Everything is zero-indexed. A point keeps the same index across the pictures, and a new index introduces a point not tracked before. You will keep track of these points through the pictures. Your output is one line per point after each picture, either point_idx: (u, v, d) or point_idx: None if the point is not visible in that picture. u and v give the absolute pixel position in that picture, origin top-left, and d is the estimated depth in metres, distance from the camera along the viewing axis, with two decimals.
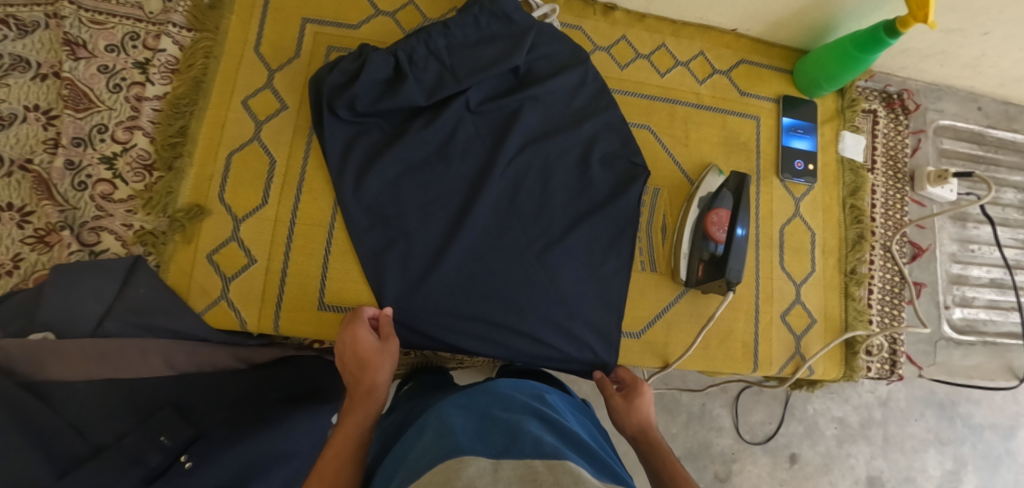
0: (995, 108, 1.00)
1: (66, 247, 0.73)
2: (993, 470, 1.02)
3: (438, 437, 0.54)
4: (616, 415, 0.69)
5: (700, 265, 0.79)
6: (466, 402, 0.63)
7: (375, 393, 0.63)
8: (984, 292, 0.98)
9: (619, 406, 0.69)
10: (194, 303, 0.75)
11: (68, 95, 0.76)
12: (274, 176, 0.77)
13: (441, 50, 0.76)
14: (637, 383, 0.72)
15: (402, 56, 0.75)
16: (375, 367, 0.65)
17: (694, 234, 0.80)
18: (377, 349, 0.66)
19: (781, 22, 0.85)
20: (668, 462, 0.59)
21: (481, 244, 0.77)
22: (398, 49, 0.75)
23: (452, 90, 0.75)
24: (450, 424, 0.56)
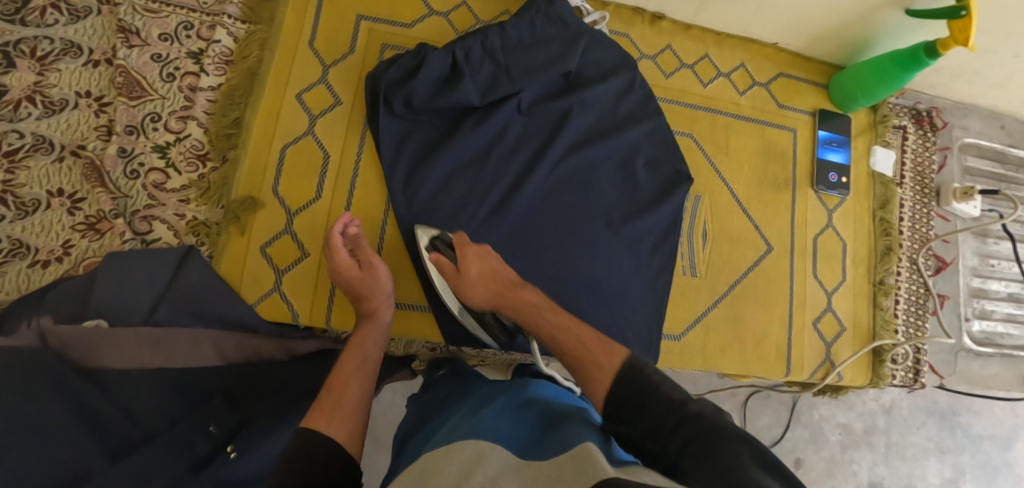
0: (1017, 128, 1.04)
1: (119, 235, 0.73)
2: (990, 479, 1.06)
3: (468, 419, 0.54)
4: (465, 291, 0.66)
5: (499, 329, 0.73)
6: (504, 393, 0.62)
7: (375, 315, 0.69)
8: (1002, 306, 1.01)
9: (458, 283, 0.66)
10: (247, 294, 0.75)
11: (121, 83, 0.76)
12: (328, 169, 0.77)
13: (497, 51, 0.77)
14: (463, 253, 0.67)
15: (459, 55, 0.76)
16: (370, 293, 0.69)
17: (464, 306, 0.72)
18: (374, 280, 0.69)
19: (822, 38, 0.87)
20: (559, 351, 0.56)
21: (527, 243, 0.78)
22: (455, 49, 0.76)
23: (507, 91, 0.76)
24: (483, 410, 0.56)
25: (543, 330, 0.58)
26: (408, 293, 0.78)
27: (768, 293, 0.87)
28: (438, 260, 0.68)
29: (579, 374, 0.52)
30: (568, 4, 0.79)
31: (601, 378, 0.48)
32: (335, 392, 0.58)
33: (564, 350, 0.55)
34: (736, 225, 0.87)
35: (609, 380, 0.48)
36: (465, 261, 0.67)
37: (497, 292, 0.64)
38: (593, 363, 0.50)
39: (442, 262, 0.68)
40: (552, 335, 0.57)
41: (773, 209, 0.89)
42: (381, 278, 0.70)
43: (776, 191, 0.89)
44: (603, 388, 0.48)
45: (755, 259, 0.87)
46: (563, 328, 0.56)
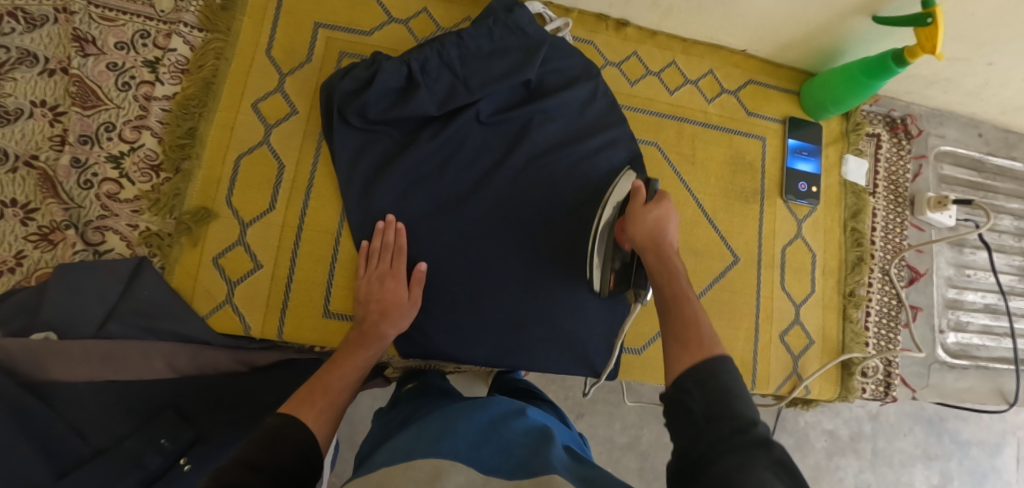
0: (995, 135, 1.02)
1: (69, 246, 0.72)
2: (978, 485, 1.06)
3: (434, 438, 0.54)
4: (632, 213, 0.65)
5: (613, 275, 0.71)
6: (468, 411, 0.63)
7: (381, 339, 0.69)
8: (978, 317, 0.99)
9: (637, 212, 0.65)
10: (198, 307, 0.74)
11: (76, 92, 0.76)
12: (283, 180, 0.77)
13: (454, 61, 0.76)
14: (663, 204, 0.65)
15: (415, 65, 0.75)
16: (393, 318, 0.70)
17: (608, 241, 0.70)
18: (401, 298, 0.72)
19: (791, 44, 0.86)
20: (677, 297, 0.57)
21: (483, 254, 0.77)
22: (411, 58, 0.75)
23: (464, 101, 0.75)
24: (450, 427, 0.57)
25: (675, 291, 0.58)
26: None
27: (734, 305, 0.86)
28: (637, 188, 0.66)
29: (674, 340, 0.54)
30: (528, 12, 0.77)
31: (689, 355, 0.50)
32: (326, 389, 0.62)
33: (683, 315, 0.55)
34: (703, 236, 0.86)
35: (700, 358, 0.49)
36: (662, 207, 0.65)
37: (655, 240, 0.62)
38: (695, 341, 0.52)
39: (639, 192, 0.66)
40: (676, 299, 0.57)
41: (742, 220, 0.88)
42: (405, 301, 0.72)
43: (744, 202, 0.88)
44: (687, 363, 0.50)
45: (721, 271, 0.86)
46: (695, 305, 0.56)
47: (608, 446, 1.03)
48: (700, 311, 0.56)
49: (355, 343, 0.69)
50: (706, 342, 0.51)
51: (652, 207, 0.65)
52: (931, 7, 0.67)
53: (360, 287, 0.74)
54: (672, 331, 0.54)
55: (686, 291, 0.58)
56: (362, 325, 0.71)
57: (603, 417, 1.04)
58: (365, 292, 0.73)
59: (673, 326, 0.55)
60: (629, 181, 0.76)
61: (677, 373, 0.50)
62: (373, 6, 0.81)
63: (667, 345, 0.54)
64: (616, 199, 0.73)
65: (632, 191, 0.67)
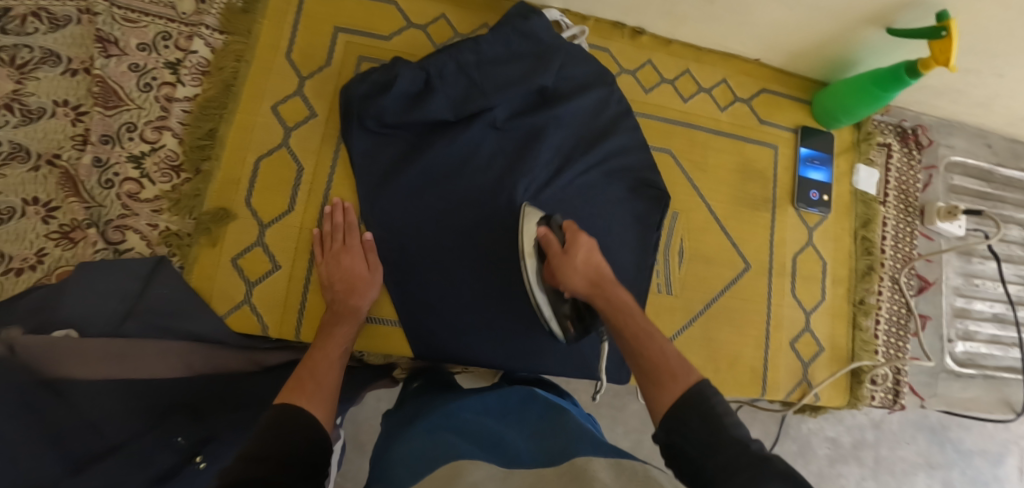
0: (1004, 146, 1.02)
1: (91, 245, 0.73)
2: None
3: (457, 435, 0.57)
4: (561, 272, 0.66)
5: (569, 321, 0.73)
6: (484, 409, 0.65)
7: (354, 314, 0.71)
8: (986, 327, 0.99)
9: (563, 263, 0.66)
10: (217, 306, 0.75)
11: (98, 93, 0.76)
12: (301, 183, 0.77)
13: (471, 67, 0.76)
14: (579, 243, 0.67)
15: (432, 70, 0.75)
16: (359, 292, 0.72)
17: (549, 292, 0.72)
18: (362, 274, 0.73)
19: (803, 54, 0.86)
20: (650, 354, 0.56)
21: (497, 259, 0.78)
22: (429, 64, 0.75)
23: (480, 106, 0.76)
24: (469, 424, 0.60)
25: (635, 328, 0.59)
26: (380, 307, 0.78)
27: (744, 312, 0.86)
28: (546, 235, 0.69)
29: (647, 380, 0.55)
30: (545, 19, 0.78)
31: (673, 388, 0.52)
32: (311, 376, 0.62)
33: (647, 353, 0.56)
34: (713, 243, 0.87)
35: (682, 389, 0.51)
36: (579, 245, 0.67)
37: (592, 283, 0.64)
38: (668, 374, 0.53)
39: (549, 238, 0.69)
40: (637, 336, 0.58)
41: (751, 228, 0.88)
42: (367, 274, 0.73)
43: (754, 209, 0.89)
44: (670, 399, 0.51)
45: (731, 278, 0.87)
46: (649, 334, 0.58)
47: None
48: (659, 335, 0.58)
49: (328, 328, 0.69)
50: (677, 369, 0.53)
51: (570, 254, 0.66)
52: (946, 21, 0.67)
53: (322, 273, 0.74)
54: (645, 383, 0.55)
55: (644, 326, 0.59)
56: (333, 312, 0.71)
57: (608, 421, 1.04)
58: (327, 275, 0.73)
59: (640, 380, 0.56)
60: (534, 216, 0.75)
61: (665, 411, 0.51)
62: (391, 11, 0.82)
63: (642, 387, 0.55)
64: (529, 251, 0.73)
65: (541, 239, 0.70)
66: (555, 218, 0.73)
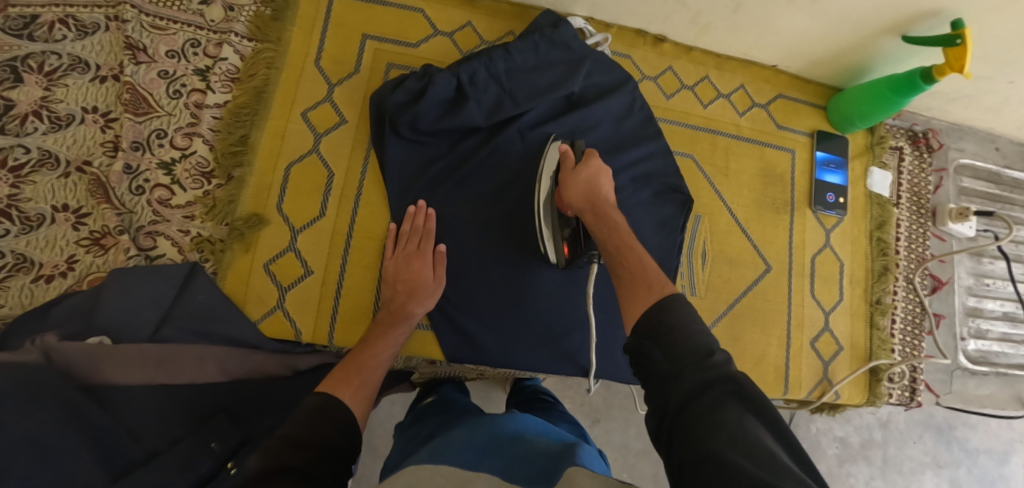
0: (1012, 149, 1.05)
1: (124, 251, 0.73)
2: None
3: (450, 449, 0.56)
4: (562, 183, 0.69)
5: (566, 243, 0.73)
6: (480, 424, 0.63)
7: (408, 319, 0.71)
8: (997, 325, 1.02)
9: (568, 177, 0.69)
10: (249, 311, 0.75)
11: (129, 99, 0.77)
12: (333, 188, 0.78)
13: (502, 73, 0.78)
14: (592, 162, 0.69)
15: (464, 77, 0.76)
16: (421, 297, 0.72)
17: (551, 215, 0.73)
18: (427, 279, 0.73)
19: (821, 61, 0.89)
20: (639, 270, 0.60)
21: (528, 262, 0.79)
22: (461, 71, 0.76)
23: (512, 113, 0.77)
24: (466, 437, 0.59)
25: (620, 242, 0.63)
26: None
27: (766, 313, 0.88)
28: (564, 153, 0.71)
29: (628, 292, 0.59)
30: (572, 28, 0.80)
31: (644, 299, 0.56)
32: (360, 367, 0.66)
33: (631, 265, 0.61)
34: (735, 245, 0.88)
35: (652, 300, 0.55)
36: (591, 167, 0.69)
37: (592, 201, 0.67)
38: (644, 285, 0.57)
39: (567, 156, 0.70)
40: (625, 253, 0.62)
41: (772, 230, 0.90)
42: (431, 281, 0.73)
43: (775, 212, 0.91)
44: (641, 308, 0.55)
45: (754, 279, 0.88)
46: (640, 259, 0.61)
47: (624, 452, 1.05)
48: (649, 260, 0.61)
49: (387, 326, 0.70)
50: (659, 287, 0.56)
51: (579, 172, 0.69)
52: (960, 29, 0.70)
53: (388, 265, 0.74)
54: (625, 294, 0.59)
55: (632, 245, 0.63)
56: (391, 311, 0.71)
57: (620, 422, 1.05)
58: (391, 272, 0.73)
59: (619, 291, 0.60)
60: (559, 145, 0.76)
61: (635, 316, 0.55)
62: (420, 19, 0.83)
63: (621, 296, 0.60)
64: (550, 170, 0.74)
65: (561, 156, 0.72)
66: (578, 143, 0.75)
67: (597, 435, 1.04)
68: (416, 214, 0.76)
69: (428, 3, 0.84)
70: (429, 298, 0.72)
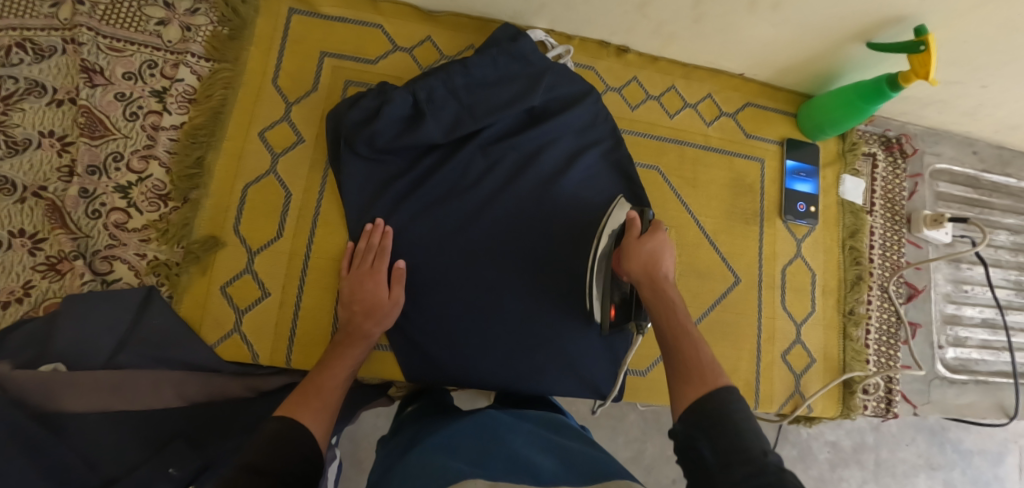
0: (990, 152, 1.04)
1: (78, 277, 0.72)
2: None
3: (438, 456, 0.55)
4: (625, 251, 0.67)
5: (613, 305, 0.72)
6: (469, 428, 0.63)
7: (365, 340, 0.70)
8: (976, 332, 1.00)
9: (631, 247, 0.67)
10: (206, 335, 0.74)
11: (85, 123, 0.76)
12: (291, 208, 0.78)
13: (460, 90, 0.76)
14: (657, 236, 0.68)
15: (421, 95, 0.75)
16: (379, 317, 0.71)
17: (604, 279, 0.72)
18: (381, 300, 0.72)
19: (788, 69, 0.87)
20: (689, 357, 0.56)
21: (489, 277, 0.78)
22: (417, 88, 0.75)
23: (471, 129, 0.76)
24: (453, 444, 0.58)
25: (675, 326, 0.60)
26: None
27: (736, 326, 0.87)
28: (631, 219, 0.70)
29: (676, 377, 0.56)
30: (532, 40, 0.78)
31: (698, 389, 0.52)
32: (319, 390, 0.64)
33: (684, 352, 0.57)
34: (705, 257, 0.87)
35: (704, 392, 0.51)
36: (656, 240, 0.67)
37: (650, 275, 0.64)
38: (696, 375, 0.54)
39: (634, 224, 0.69)
40: (678, 339, 0.58)
41: (742, 241, 0.89)
42: (387, 301, 0.72)
43: (744, 223, 0.89)
44: (693, 399, 0.51)
45: (723, 292, 0.87)
46: (692, 337, 0.58)
47: None
48: (702, 344, 0.57)
49: (343, 347, 0.69)
50: (709, 375, 0.53)
51: (646, 241, 0.67)
52: (924, 35, 0.68)
53: (344, 287, 0.74)
54: (673, 380, 0.56)
55: (688, 326, 0.59)
56: (348, 333, 0.71)
57: (608, 433, 1.04)
58: (348, 296, 0.73)
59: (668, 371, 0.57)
60: (624, 210, 0.76)
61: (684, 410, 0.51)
62: (379, 34, 0.83)
63: (672, 382, 0.56)
64: (612, 229, 0.73)
65: (627, 223, 0.71)
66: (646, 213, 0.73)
67: None
68: (377, 232, 0.75)
69: (387, 18, 0.83)
70: (387, 317, 0.72)
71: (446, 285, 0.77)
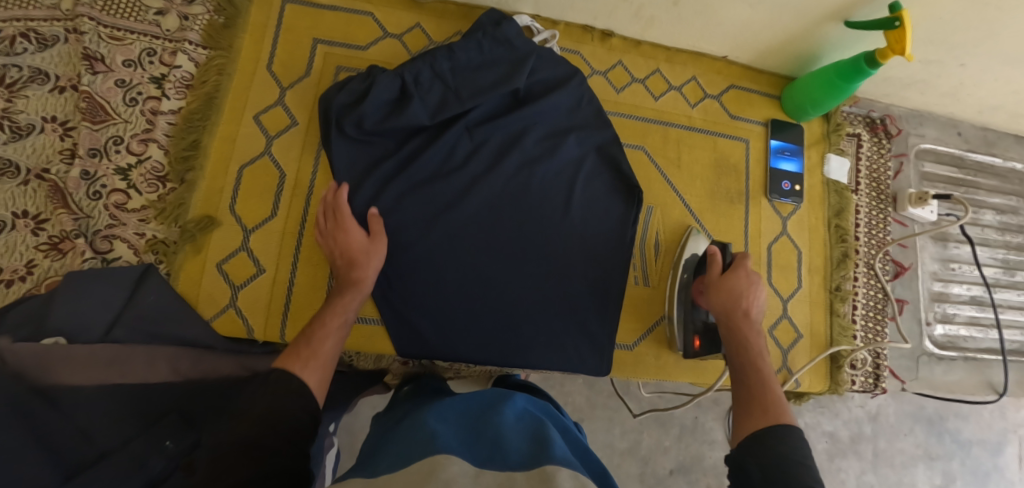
0: (974, 133, 1.05)
1: (79, 254, 0.75)
2: (980, 484, 1.07)
3: (430, 445, 0.48)
4: (710, 284, 0.73)
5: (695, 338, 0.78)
6: (453, 413, 0.59)
7: (358, 285, 0.72)
8: (964, 309, 1.01)
9: (717, 282, 0.72)
10: (202, 310, 0.77)
11: (85, 108, 0.79)
12: (284, 189, 0.80)
13: (446, 72, 0.79)
14: (742, 270, 0.72)
15: (408, 77, 0.78)
16: (362, 264, 0.73)
17: None
18: (360, 242, 0.74)
19: (768, 51, 0.90)
20: (756, 387, 0.60)
21: (478, 253, 0.80)
22: (404, 71, 0.78)
23: (455, 111, 0.79)
24: (437, 431, 0.52)
25: (750, 362, 0.64)
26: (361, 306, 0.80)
27: None
28: (713, 255, 0.74)
29: (742, 409, 0.59)
30: (516, 26, 0.81)
31: (763, 417, 0.55)
32: (311, 338, 0.66)
33: (753, 385, 0.60)
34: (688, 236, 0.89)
35: (764, 423, 0.54)
36: (742, 274, 0.71)
37: (727, 309, 0.69)
38: (761, 408, 0.56)
39: (715, 258, 0.74)
40: (750, 371, 0.62)
41: (726, 220, 0.90)
42: (366, 244, 0.74)
43: (729, 202, 0.91)
44: (756, 427, 0.55)
45: None
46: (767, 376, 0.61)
47: (608, 452, 1.05)
48: (774, 382, 0.61)
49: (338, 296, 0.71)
50: (774, 410, 0.56)
51: (729, 275, 0.71)
52: (898, 11, 0.69)
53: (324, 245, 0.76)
54: (739, 409, 0.59)
55: (765, 368, 0.62)
56: (347, 284, 0.72)
57: (604, 423, 1.05)
58: (333, 252, 0.75)
59: (735, 401, 0.60)
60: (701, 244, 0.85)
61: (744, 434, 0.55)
62: (369, 22, 0.85)
63: (737, 413, 0.59)
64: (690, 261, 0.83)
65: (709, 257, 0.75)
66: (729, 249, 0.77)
67: None
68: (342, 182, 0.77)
69: (377, 6, 0.86)
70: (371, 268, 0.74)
71: (436, 262, 0.79)
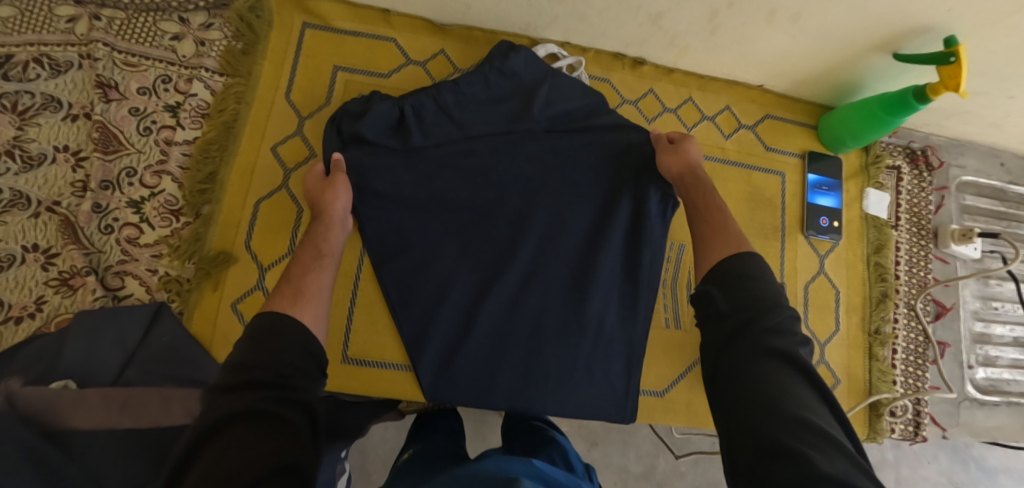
0: (1017, 164, 1.00)
1: (90, 292, 0.72)
2: None
3: None
4: (662, 158, 0.73)
5: None
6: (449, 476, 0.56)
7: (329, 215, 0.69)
8: (1007, 352, 0.97)
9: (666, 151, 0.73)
10: (216, 353, 0.73)
11: (98, 138, 0.76)
12: (302, 224, 0.77)
13: (450, 106, 0.75)
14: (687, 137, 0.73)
15: (409, 110, 0.75)
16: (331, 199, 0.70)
17: None
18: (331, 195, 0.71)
19: (807, 80, 0.85)
20: (717, 228, 0.61)
21: (506, 284, 0.76)
22: (405, 103, 0.75)
23: (460, 145, 0.76)
24: None
25: (705, 204, 0.65)
26: (380, 350, 0.77)
27: None
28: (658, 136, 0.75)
29: (702, 246, 0.61)
30: (523, 57, 0.76)
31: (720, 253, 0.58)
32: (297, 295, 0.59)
33: (714, 224, 0.62)
34: None
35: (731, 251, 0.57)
36: (687, 141, 0.72)
37: (684, 169, 0.70)
38: (723, 242, 0.59)
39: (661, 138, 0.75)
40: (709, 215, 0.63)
41: (761, 257, 0.86)
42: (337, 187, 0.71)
43: (764, 238, 0.87)
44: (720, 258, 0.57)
45: None
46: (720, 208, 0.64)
47: (624, 476, 1.01)
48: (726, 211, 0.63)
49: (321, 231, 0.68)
50: (738, 242, 0.58)
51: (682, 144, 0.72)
52: (954, 46, 0.65)
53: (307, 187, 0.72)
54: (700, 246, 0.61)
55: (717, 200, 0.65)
56: (322, 217, 0.69)
57: (619, 445, 1.01)
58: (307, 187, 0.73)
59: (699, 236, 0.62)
60: None
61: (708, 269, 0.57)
62: (391, 48, 0.82)
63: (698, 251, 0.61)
64: None
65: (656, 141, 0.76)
66: None
67: (594, 458, 1.00)
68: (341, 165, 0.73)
69: (400, 32, 0.82)
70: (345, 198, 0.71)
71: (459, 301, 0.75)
